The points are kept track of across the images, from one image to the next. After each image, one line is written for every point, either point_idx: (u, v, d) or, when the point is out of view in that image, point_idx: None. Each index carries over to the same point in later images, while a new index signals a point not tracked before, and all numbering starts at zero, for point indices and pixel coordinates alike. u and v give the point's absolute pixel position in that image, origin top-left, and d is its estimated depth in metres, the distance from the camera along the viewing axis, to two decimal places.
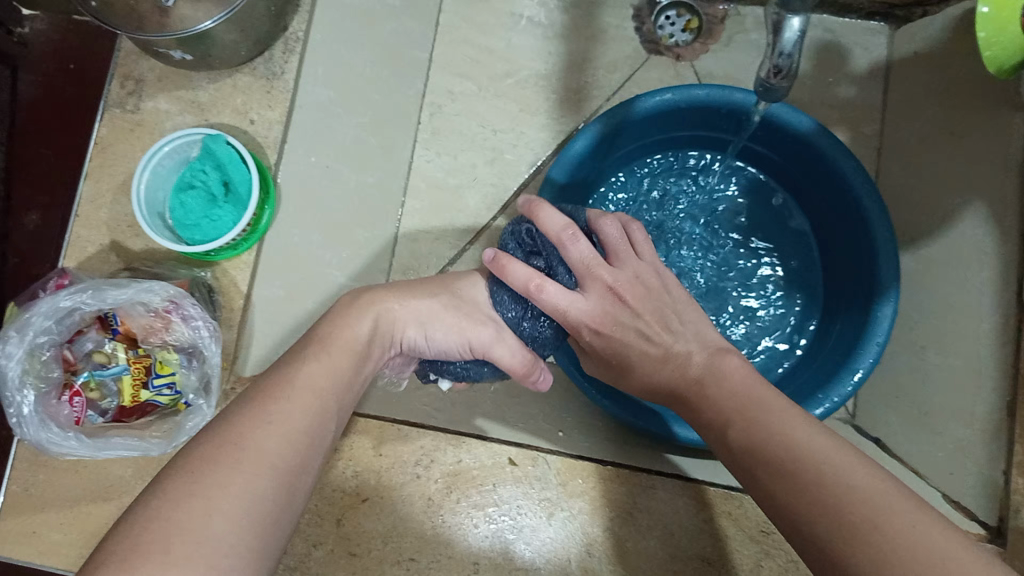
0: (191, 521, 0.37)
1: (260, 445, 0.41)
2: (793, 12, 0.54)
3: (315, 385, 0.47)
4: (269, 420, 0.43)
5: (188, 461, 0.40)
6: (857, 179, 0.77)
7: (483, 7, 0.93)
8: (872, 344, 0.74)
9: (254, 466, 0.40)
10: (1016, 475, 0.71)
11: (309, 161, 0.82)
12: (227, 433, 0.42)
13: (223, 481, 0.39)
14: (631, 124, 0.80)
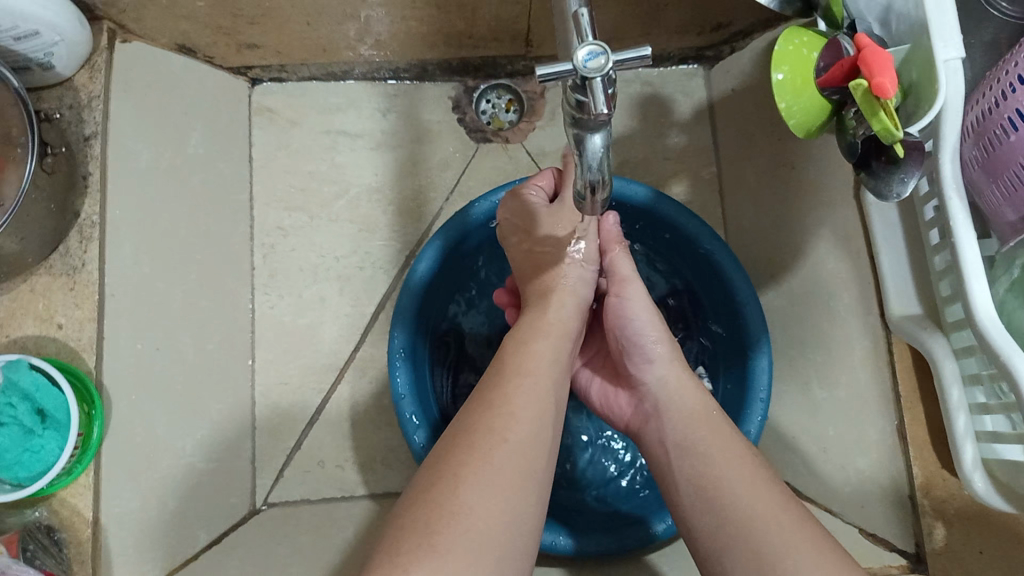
0: (483, 478, 0.48)
1: (517, 416, 0.53)
2: (592, 129, 0.51)
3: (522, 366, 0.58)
4: (523, 388, 0.55)
5: (467, 433, 0.51)
6: (704, 239, 0.76)
7: (297, 131, 0.90)
8: (758, 401, 0.73)
9: (514, 442, 0.51)
10: (921, 498, 0.72)
11: (136, 349, 0.73)
12: (494, 394, 0.55)
13: (494, 447, 0.50)
14: (472, 230, 0.78)
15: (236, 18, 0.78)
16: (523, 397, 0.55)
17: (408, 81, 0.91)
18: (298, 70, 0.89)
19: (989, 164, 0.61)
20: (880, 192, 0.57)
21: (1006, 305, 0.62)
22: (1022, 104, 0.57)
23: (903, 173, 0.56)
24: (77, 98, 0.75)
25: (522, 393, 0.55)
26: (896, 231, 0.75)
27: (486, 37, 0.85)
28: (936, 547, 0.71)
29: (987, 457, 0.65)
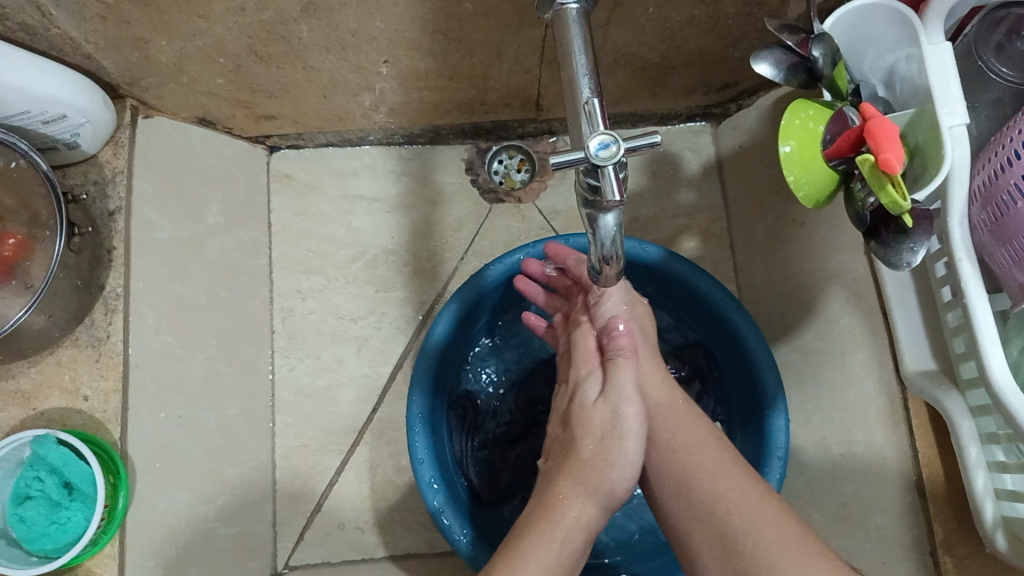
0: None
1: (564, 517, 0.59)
2: (605, 210, 0.52)
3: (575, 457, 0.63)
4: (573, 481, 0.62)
5: (514, 539, 0.58)
6: (716, 296, 0.78)
7: (315, 196, 0.92)
8: (775, 458, 0.73)
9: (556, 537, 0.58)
10: (943, 555, 0.71)
11: (159, 418, 0.74)
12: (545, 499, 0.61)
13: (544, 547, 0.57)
14: (486, 292, 0.79)
15: (254, 92, 0.81)
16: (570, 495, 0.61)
17: (420, 145, 0.93)
18: (314, 137, 0.91)
19: (996, 227, 0.61)
20: (890, 262, 0.57)
21: (1020, 366, 0.62)
22: (1020, 175, 0.58)
23: (913, 242, 0.56)
24: (103, 172, 0.77)
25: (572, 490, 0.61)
26: (908, 288, 0.75)
27: (498, 103, 0.86)
28: None
29: (1007, 516, 0.65)
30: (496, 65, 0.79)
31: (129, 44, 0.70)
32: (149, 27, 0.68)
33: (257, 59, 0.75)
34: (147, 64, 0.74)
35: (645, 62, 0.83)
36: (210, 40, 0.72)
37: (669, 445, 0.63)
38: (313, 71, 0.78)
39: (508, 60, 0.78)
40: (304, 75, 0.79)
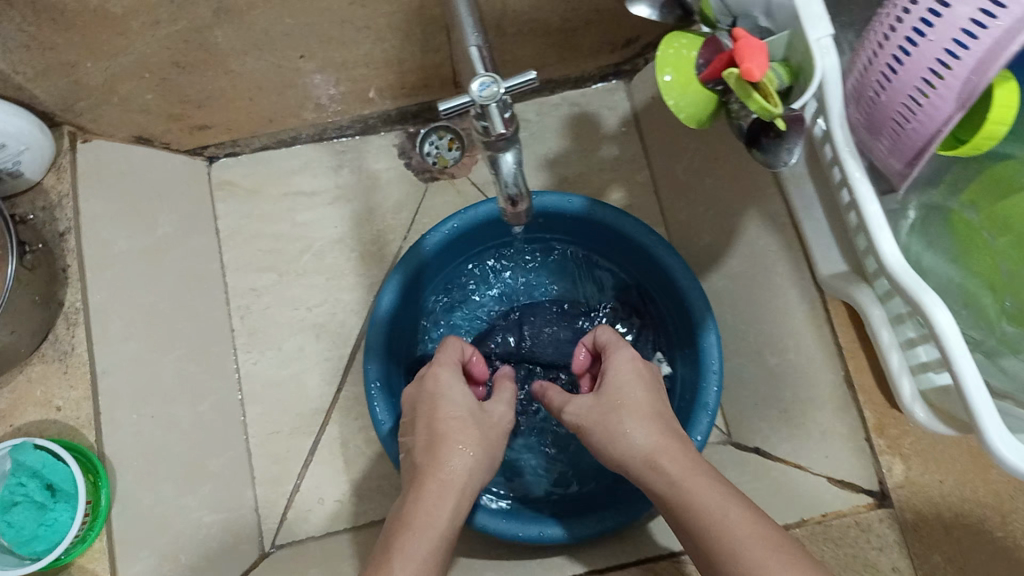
0: None
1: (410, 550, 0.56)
2: (504, 149, 0.58)
3: (426, 503, 0.60)
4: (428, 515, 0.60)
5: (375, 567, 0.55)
6: (641, 235, 0.83)
7: (258, 198, 0.96)
8: (711, 373, 0.79)
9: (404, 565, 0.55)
10: (877, 438, 0.77)
11: (133, 419, 0.79)
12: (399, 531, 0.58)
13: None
14: (426, 261, 0.83)
15: (184, 104, 0.86)
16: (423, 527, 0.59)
17: (353, 136, 0.98)
18: (249, 142, 0.96)
19: (870, 121, 0.64)
20: (772, 163, 0.63)
21: (911, 249, 0.66)
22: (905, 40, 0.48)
23: (789, 143, 0.62)
24: (49, 199, 0.82)
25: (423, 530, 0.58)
26: (812, 201, 0.79)
27: (418, 84, 0.91)
28: (897, 480, 0.76)
29: (923, 389, 0.70)
30: (407, 48, 0.84)
31: (57, 70, 0.74)
32: (73, 51, 0.72)
33: (181, 70, 0.80)
34: (78, 87, 0.78)
35: (548, 28, 0.87)
36: (133, 58, 0.76)
37: (627, 427, 0.65)
38: (238, 75, 0.83)
39: (418, 42, 0.83)
40: (228, 80, 0.83)
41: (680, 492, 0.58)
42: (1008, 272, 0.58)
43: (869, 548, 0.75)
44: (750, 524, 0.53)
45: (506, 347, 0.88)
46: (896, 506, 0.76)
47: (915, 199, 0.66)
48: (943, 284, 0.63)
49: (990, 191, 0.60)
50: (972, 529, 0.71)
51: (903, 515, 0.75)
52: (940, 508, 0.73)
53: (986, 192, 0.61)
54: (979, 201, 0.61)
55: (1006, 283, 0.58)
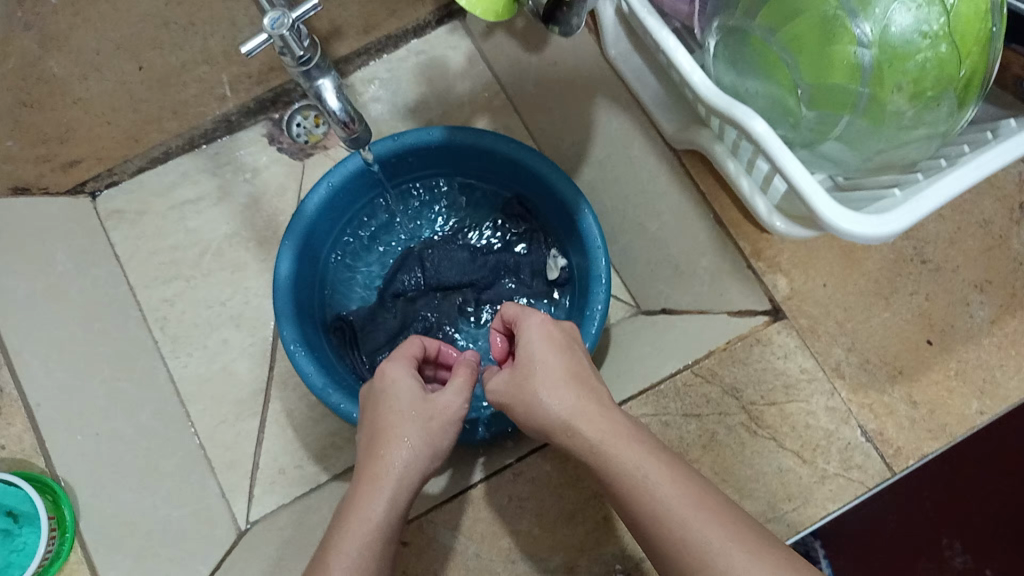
0: None
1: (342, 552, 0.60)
2: (320, 79, 0.64)
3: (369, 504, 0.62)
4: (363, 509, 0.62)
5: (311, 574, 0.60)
6: (500, 146, 0.87)
7: (148, 218, 1.00)
8: (597, 249, 0.84)
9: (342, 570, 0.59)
10: (757, 262, 0.83)
11: (77, 440, 0.82)
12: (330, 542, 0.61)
13: None
14: (312, 224, 0.87)
15: (46, 143, 0.89)
16: (357, 527, 0.61)
17: (222, 138, 1.02)
18: (124, 168, 0.99)
19: None
20: (567, 32, 0.69)
21: (724, 77, 0.73)
22: None
23: (578, 10, 0.67)
24: None
25: (356, 532, 0.61)
26: (643, 70, 0.86)
27: (264, 70, 0.96)
28: (784, 293, 0.82)
29: (776, 202, 0.76)
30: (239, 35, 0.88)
31: None
32: None
33: (28, 107, 0.84)
34: None
35: None
36: None
37: (527, 376, 0.66)
38: (87, 103, 0.88)
39: None
40: (80, 109, 0.88)
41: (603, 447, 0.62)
42: (793, 65, 0.66)
43: (776, 359, 0.80)
44: (670, 478, 0.59)
45: (413, 282, 0.93)
46: (789, 316, 0.81)
47: (713, 30, 0.73)
48: (756, 98, 0.71)
49: (784, 12, 0.65)
50: (860, 319, 0.81)
51: (798, 322, 0.81)
52: (829, 306, 0.81)
53: (780, 13, 0.66)
54: (777, 23, 0.66)
55: (795, 75, 0.66)
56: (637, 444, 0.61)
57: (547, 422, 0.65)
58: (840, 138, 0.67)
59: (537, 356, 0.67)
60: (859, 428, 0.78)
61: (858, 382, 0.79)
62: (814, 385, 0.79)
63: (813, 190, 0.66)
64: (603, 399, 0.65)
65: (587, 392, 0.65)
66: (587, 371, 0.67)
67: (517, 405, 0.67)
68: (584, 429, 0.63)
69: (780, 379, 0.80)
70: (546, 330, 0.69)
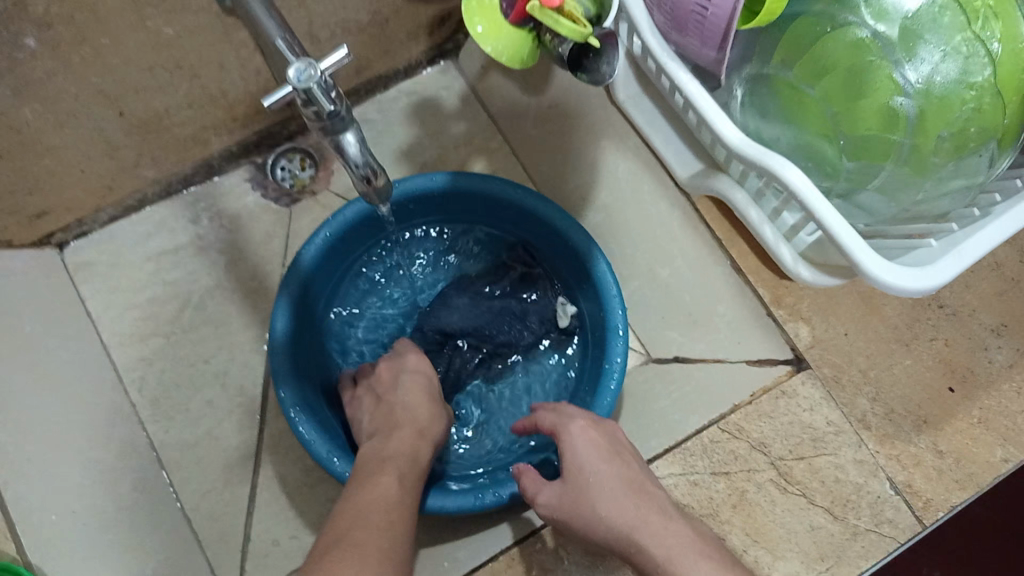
0: None
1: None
2: (342, 131, 0.59)
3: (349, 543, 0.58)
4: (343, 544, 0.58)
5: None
6: (507, 192, 0.84)
7: (121, 271, 0.93)
8: (612, 298, 0.80)
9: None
10: (778, 310, 0.83)
11: (53, 520, 0.73)
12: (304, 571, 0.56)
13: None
14: (309, 277, 0.82)
15: (14, 190, 0.80)
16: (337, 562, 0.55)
17: (202, 182, 0.96)
18: (95, 217, 0.92)
19: (675, 22, 0.70)
20: (596, 81, 0.67)
21: (750, 124, 0.72)
22: None
23: (607, 59, 0.65)
24: None
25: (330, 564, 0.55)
26: (654, 114, 0.84)
27: (251, 113, 0.91)
28: (807, 342, 0.81)
29: (802, 249, 0.75)
30: (227, 77, 0.83)
31: None
32: None
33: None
34: None
35: (359, 23, 0.87)
36: None
37: (590, 485, 0.65)
38: (59, 149, 0.79)
39: (236, 68, 0.82)
40: (52, 157, 0.79)
41: (671, 561, 0.58)
42: (832, 115, 0.64)
43: (802, 411, 0.79)
44: None
45: (415, 332, 0.88)
46: (813, 366, 0.80)
47: (738, 77, 0.72)
48: (786, 147, 0.69)
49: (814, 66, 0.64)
50: (882, 368, 0.79)
51: (822, 371, 0.80)
52: (852, 354, 0.80)
53: (812, 66, 0.64)
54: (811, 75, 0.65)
55: (834, 125, 0.64)
56: (704, 555, 0.57)
57: (608, 536, 0.62)
58: (876, 187, 0.66)
59: (590, 462, 0.66)
60: (888, 480, 0.76)
61: (884, 433, 0.77)
62: (842, 438, 0.77)
63: (852, 239, 0.63)
64: (668, 510, 0.62)
65: (651, 505, 0.62)
66: (646, 485, 0.65)
67: (570, 518, 0.65)
68: (646, 542, 0.60)
69: (807, 432, 0.78)
70: (588, 435, 0.68)
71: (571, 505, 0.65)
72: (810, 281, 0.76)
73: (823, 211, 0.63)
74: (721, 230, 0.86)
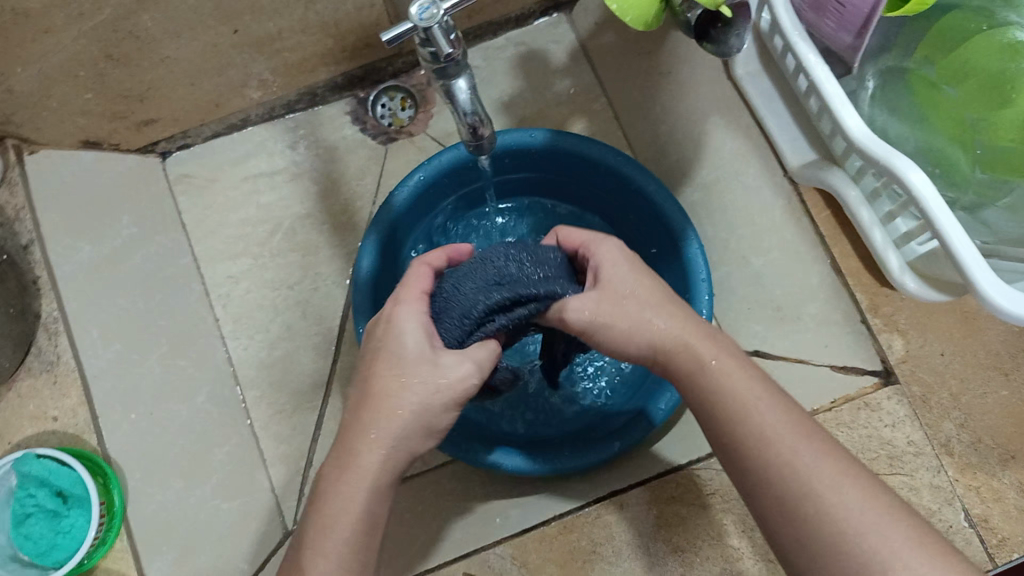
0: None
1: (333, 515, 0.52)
2: (455, 76, 0.57)
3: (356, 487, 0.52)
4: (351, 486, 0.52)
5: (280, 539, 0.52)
6: (607, 158, 0.82)
7: (218, 187, 0.95)
8: (700, 283, 0.78)
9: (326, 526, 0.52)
10: (873, 318, 0.79)
11: (131, 419, 0.80)
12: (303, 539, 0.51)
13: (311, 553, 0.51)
14: (399, 219, 0.82)
15: (126, 99, 0.83)
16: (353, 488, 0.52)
17: (304, 109, 0.97)
18: (200, 131, 0.94)
19: (815, 2, 0.66)
20: (724, 52, 0.64)
21: (875, 118, 0.69)
22: None
23: (738, 31, 0.63)
24: (7, 213, 0.83)
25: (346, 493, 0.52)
26: (773, 95, 0.81)
27: (359, 45, 0.90)
28: (899, 356, 0.78)
29: (910, 258, 0.71)
30: (342, 8, 0.82)
31: None
32: None
33: (116, 63, 0.76)
34: (12, 97, 0.75)
35: None
36: (65, 56, 0.72)
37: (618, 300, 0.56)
38: (173, 61, 0.80)
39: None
40: (165, 68, 0.80)
41: (710, 373, 0.52)
42: (972, 121, 0.62)
43: (883, 427, 0.76)
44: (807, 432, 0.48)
45: None
46: (902, 382, 0.77)
47: (871, 68, 0.69)
48: (912, 147, 0.67)
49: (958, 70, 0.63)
50: (977, 395, 0.75)
51: (910, 389, 0.77)
52: (945, 375, 0.76)
53: (954, 70, 0.63)
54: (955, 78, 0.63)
55: (972, 131, 0.62)
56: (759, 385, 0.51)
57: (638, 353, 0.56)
58: (1004, 202, 0.63)
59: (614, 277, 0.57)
60: (962, 511, 0.73)
61: (966, 461, 0.74)
62: (920, 459, 0.74)
63: (970, 249, 0.59)
64: (715, 336, 0.54)
65: (699, 332, 0.54)
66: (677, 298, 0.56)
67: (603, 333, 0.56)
68: (687, 360, 0.53)
69: (885, 449, 0.75)
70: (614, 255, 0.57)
71: (614, 332, 0.56)
72: (912, 295, 0.73)
73: (942, 214, 0.60)
74: (827, 229, 0.83)
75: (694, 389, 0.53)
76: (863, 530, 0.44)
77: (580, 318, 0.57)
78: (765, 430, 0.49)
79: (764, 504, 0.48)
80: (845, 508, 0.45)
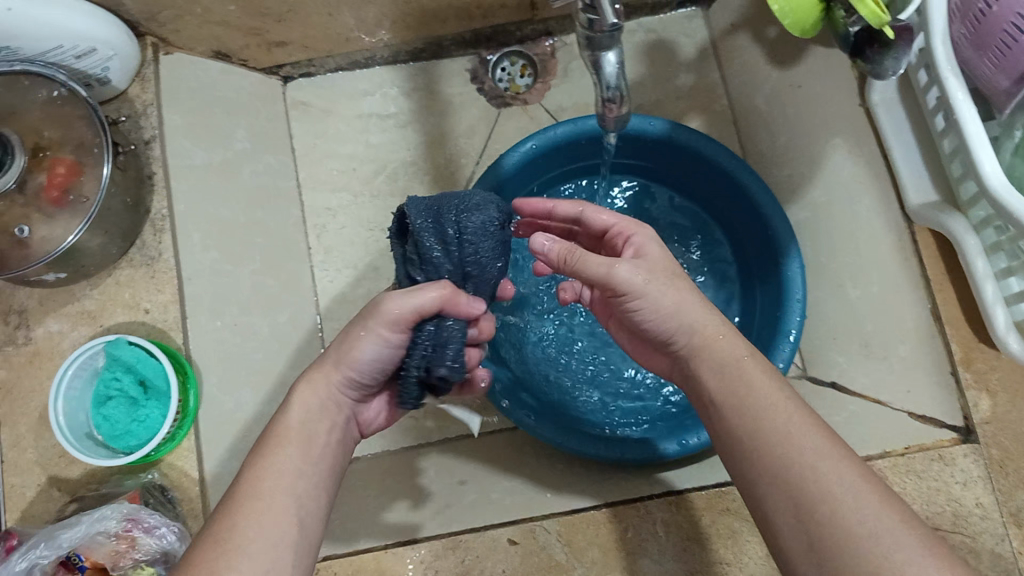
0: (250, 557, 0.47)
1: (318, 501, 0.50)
2: (606, 48, 0.57)
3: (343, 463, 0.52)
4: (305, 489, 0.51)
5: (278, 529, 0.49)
6: (721, 159, 0.81)
7: (333, 118, 0.96)
8: (794, 301, 0.77)
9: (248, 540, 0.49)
10: (964, 372, 0.77)
11: (216, 326, 0.80)
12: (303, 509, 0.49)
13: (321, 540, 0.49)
14: (505, 182, 0.83)
15: (265, 17, 0.84)
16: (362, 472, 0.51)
17: (426, 60, 0.98)
18: (324, 63, 0.96)
19: (977, 39, 0.65)
20: (878, 73, 0.61)
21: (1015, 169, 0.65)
22: None
23: (897, 53, 0.60)
24: (133, 108, 0.83)
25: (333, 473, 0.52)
26: (904, 126, 0.80)
27: (495, 5, 0.90)
28: (983, 416, 0.76)
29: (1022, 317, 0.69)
30: None
31: None
32: None
33: None
34: None
35: None
36: None
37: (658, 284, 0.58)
38: None
39: None
40: None
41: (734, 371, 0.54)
42: None
43: (953, 483, 0.74)
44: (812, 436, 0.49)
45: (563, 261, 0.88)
46: (981, 442, 0.75)
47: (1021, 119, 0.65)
48: None
49: None
50: None
51: (989, 451, 0.74)
52: None
53: None
54: None
55: None
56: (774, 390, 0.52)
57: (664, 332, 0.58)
58: None
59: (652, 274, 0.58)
60: None
61: None
62: (987, 524, 0.72)
63: None
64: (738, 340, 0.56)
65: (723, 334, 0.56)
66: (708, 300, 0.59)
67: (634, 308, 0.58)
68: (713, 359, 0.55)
69: (951, 505, 0.73)
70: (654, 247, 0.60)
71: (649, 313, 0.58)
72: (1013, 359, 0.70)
73: None
74: (935, 273, 0.80)
75: (715, 390, 0.54)
76: (876, 531, 0.43)
77: (632, 281, 0.57)
78: (761, 413, 0.50)
79: (781, 506, 0.47)
80: (836, 488, 0.45)
